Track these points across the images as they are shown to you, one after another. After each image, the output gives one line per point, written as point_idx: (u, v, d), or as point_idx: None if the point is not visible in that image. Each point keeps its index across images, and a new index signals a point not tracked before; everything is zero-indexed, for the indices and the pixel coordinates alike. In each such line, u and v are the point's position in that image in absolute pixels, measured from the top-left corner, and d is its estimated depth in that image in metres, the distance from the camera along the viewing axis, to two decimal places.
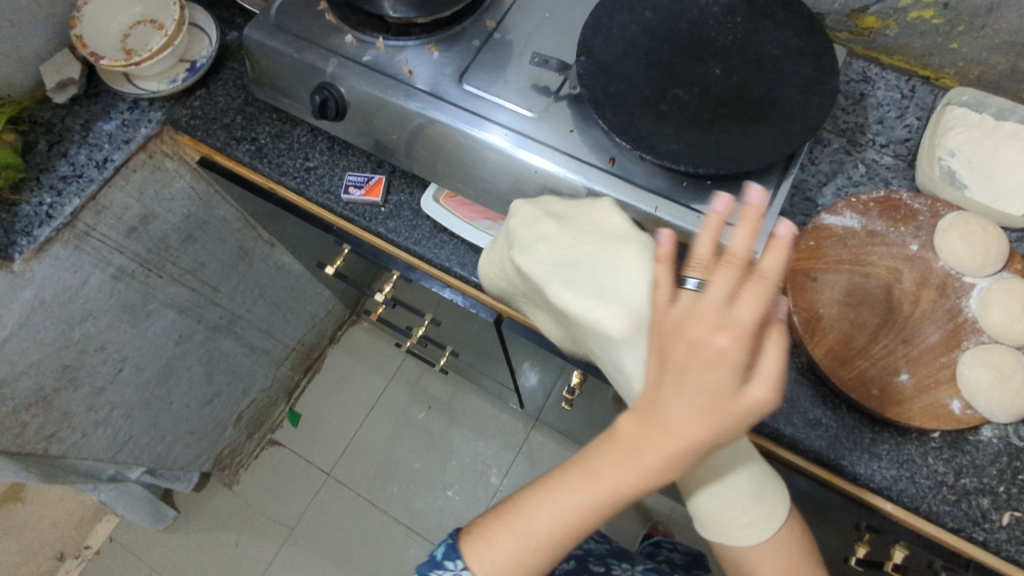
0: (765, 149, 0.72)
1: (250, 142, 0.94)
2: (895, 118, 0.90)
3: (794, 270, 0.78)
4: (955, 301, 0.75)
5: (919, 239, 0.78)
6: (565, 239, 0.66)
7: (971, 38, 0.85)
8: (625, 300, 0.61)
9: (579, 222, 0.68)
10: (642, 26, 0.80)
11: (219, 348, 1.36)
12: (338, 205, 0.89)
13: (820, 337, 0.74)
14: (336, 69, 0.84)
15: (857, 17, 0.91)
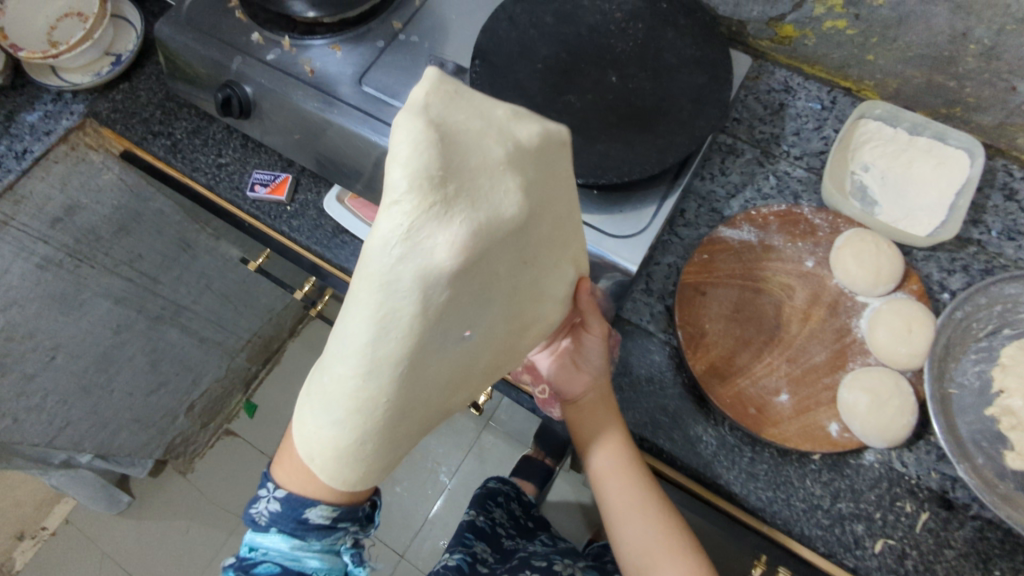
0: (650, 159, 0.71)
1: (166, 137, 0.94)
2: (813, 130, 0.90)
3: (684, 283, 0.77)
4: (844, 321, 0.75)
5: (814, 255, 0.78)
6: (420, 157, 0.45)
7: (886, 49, 0.84)
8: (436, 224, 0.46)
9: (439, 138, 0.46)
10: (542, 30, 0.80)
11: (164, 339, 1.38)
12: (245, 202, 0.89)
13: (702, 353, 0.74)
14: (240, 66, 0.83)
15: (776, 25, 0.90)
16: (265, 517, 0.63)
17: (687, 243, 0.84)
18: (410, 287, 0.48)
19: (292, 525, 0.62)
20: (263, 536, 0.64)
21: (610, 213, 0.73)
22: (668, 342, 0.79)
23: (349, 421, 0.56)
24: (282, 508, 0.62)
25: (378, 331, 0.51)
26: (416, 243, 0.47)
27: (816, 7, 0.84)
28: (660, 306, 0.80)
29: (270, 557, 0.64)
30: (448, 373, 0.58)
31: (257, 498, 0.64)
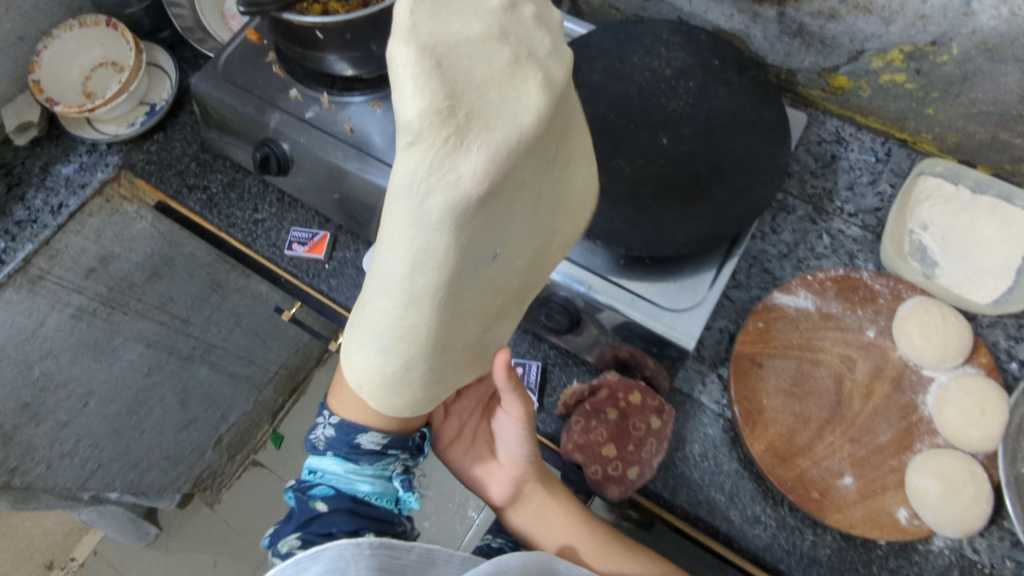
0: (706, 232, 0.69)
1: (202, 190, 0.93)
2: (867, 184, 0.88)
3: (739, 355, 0.76)
4: (911, 397, 0.73)
5: (876, 324, 0.77)
6: (425, 81, 0.40)
7: (947, 105, 0.81)
8: (458, 155, 0.42)
9: (439, 52, 0.41)
10: (589, 89, 0.77)
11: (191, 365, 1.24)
12: (283, 260, 0.88)
13: (760, 431, 0.73)
14: (279, 125, 0.81)
15: (829, 76, 0.87)
16: (323, 441, 0.64)
17: (738, 307, 0.83)
18: (442, 219, 0.44)
19: (345, 450, 0.63)
20: (319, 460, 0.63)
21: (662, 286, 0.71)
22: (722, 414, 0.78)
23: (395, 353, 0.54)
24: (337, 432, 0.64)
25: (414, 267, 0.48)
26: (440, 176, 0.42)
27: (873, 60, 0.81)
28: (712, 374, 0.80)
29: (325, 480, 0.62)
30: (483, 292, 0.56)
31: (314, 429, 0.66)
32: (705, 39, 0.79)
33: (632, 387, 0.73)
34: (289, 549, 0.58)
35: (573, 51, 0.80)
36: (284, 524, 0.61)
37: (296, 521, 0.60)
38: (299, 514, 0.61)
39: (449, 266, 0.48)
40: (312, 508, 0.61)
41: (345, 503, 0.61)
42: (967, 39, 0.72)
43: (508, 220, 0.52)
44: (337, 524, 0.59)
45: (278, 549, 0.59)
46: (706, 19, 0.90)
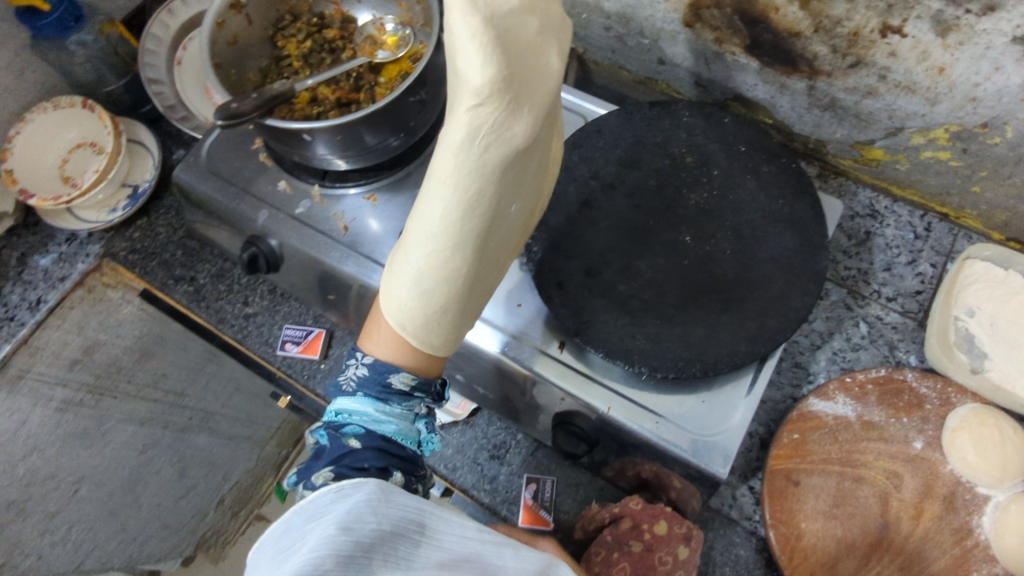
0: (738, 350, 0.61)
1: (188, 282, 0.88)
2: (906, 264, 0.82)
3: (773, 471, 0.70)
4: (965, 518, 0.67)
5: (923, 434, 0.70)
6: (489, 43, 0.47)
7: (995, 184, 0.74)
8: (514, 110, 0.49)
9: (495, 22, 0.48)
10: (603, 181, 0.70)
11: (188, 448, 0.94)
12: (275, 359, 0.83)
13: (800, 559, 0.67)
14: (267, 222, 0.75)
15: (862, 148, 0.80)
16: (352, 382, 0.59)
17: (769, 407, 0.77)
18: (494, 168, 0.52)
19: (377, 389, 0.59)
20: (349, 400, 0.59)
21: (691, 407, 0.65)
22: (754, 532, 0.73)
23: (435, 295, 0.56)
24: (370, 371, 0.59)
25: (461, 213, 0.53)
26: (497, 135, 0.50)
27: (914, 137, 0.74)
28: (743, 487, 0.74)
29: (356, 420, 0.58)
30: (507, 246, 0.61)
31: (346, 370, 0.61)
32: (728, 121, 0.72)
33: (658, 516, 0.67)
34: (323, 481, 0.55)
35: (582, 137, 0.73)
36: (316, 460, 0.57)
37: (328, 457, 0.57)
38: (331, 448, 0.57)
39: (494, 209, 0.54)
40: (344, 445, 0.57)
41: (376, 441, 0.57)
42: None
43: (530, 173, 0.58)
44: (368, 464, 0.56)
45: (310, 483, 0.56)
46: (728, 87, 0.82)
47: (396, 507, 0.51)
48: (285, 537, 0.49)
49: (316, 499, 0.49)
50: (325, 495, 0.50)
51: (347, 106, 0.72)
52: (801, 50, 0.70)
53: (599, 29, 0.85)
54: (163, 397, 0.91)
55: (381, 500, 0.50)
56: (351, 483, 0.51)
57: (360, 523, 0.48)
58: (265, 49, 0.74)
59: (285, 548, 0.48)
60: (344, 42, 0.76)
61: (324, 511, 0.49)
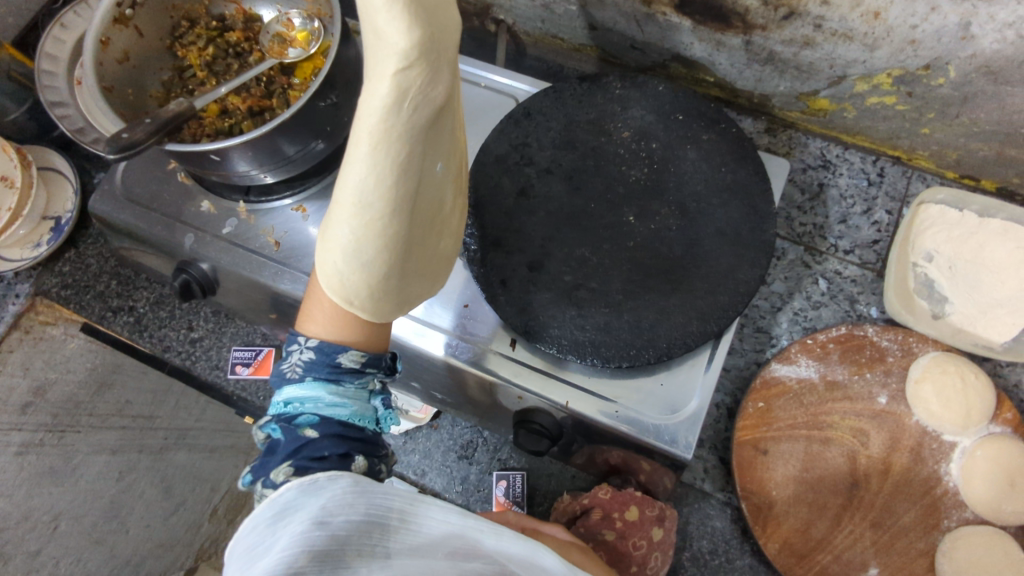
0: (689, 332, 0.60)
1: (128, 312, 0.86)
2: (861, 213, 0.80)
3: (741, 443, 0.69)
4: (933, 468, 0.67)
5: (887, 388, 0.69)
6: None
7: (944, 124, 0.72)
8: (435, 67, 0.46)
9: None
10: (538, 166, 0.67)
11: (171, 466, 0.88)
12: (227, 383, 0.84)
13: (773, 528, 0.66)
14: (194, 246, 0.71)
15: (808, 99, 0.76)
16: (298, 368, 0.53)
17: (733, 376, 0.75)
18: (423, 129, 0.48)
19: (327, 372, 0.53)
20: (296, 389, 0.52)
21: (649, 391, 0.63)
22: (728, 502, 0.73)
23: (377, 264, 0.51)
24: (316, 353, 0.53)
25: (396, 177, 0.48)
26: (424, 96, 0.46)
27: (858, 84, 0.71)
28: (713, 459, 0.74)
29: (309, 408, 0.52)
30: (443, 207, 0.56)
31: (287, 357, 0.54)
32: (663, 90, 0.69)
33: (627, 503, 0.66)
34: (285, 478, 0.48)
35: (511, 122, 0.69)
36: (269, 460, 0.50)
37: (284, 451, 0.50)
38: (284, 443, 0.50)
39: (424, 171, 0.50)
40: (300, 436, 0.50)
41: (335, 427, 0.51)
42: (965, 63, 0.62)
43: (453, 130, 0.54)
44: (330, 453, 0.50)
45: (269, 483, 0.48)
46: (665, 48, 0.78)
47: (373, 497, 0.47)
48: (248, 534, 0.44)
49: (284, 493, 0.45)
50: (294, 490, 0.45)
51: (260, 115, 0.68)
52: (732, 4, 0.66)
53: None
54: (133, 423, 0.86)
55: (358, 492, 0.46)
56: (323, 476, 0.46)
57: (335, 519, 0.44)
58: (166, 61, 0.70)
59: (250, 546, 0.43)
60: (249, 43, 0.72)
61: (293, 505, 0.44)
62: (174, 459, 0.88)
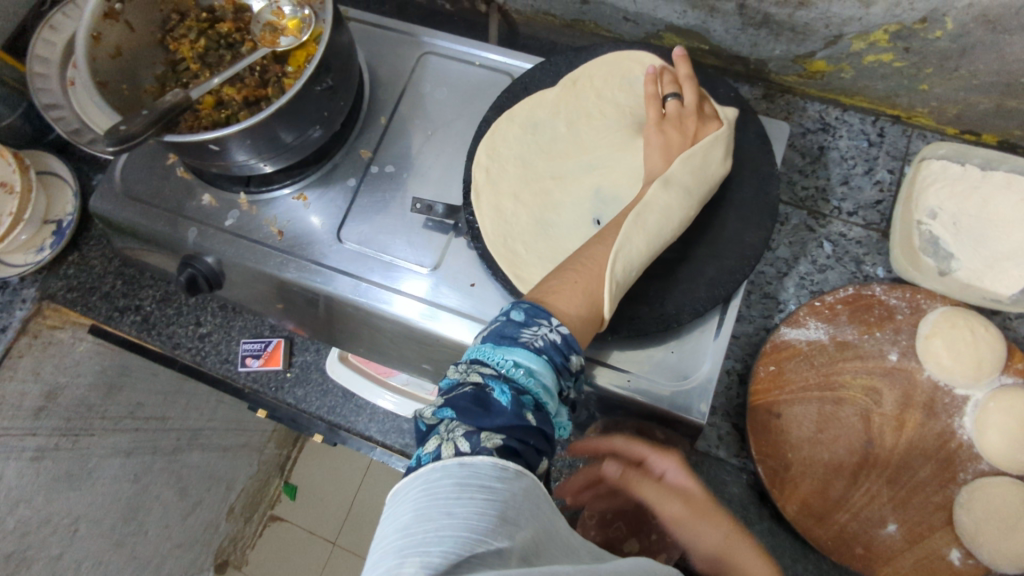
0: (699, 296, 0.59)
1: (135, 311, 0.86)
2: (863, 174, 0.79)
3: (755, 407, 0.69)
4: (946, 423, 0.67)
5: (897, 346, 0.69)
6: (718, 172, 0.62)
7: (942, 79, 0.71)
8: None
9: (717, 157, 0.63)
10: (539, 142, 0.68)
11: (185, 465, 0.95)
12: (238, 376, 0.83)
13: (791, 490, 0.66)
14: (198, 239, 0.71)
15: (805, 62, 0.76)
16: (539, 341, 0.46)
17: (744, 343, 0.75)
18: None
19: (558, 367, 0.47)
20: (536, 361, 0.44)
21: (660, 360, 0.62)
22: (744, 467, 0.73)
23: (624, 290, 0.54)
24: (562, 340, 0.47)
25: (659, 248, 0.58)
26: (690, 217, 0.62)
27: (855, 43, 0.70)
28: (726, 425, 0.74)
29: (535, 389, 0.44)
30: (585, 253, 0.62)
31: (528, 323, 0.46)
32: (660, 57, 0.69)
33: None
34: (494, 451, 0.39)
35: (509, 99, 0.69)
36: (479, 413, 0.41)
37: (504, 418, 0.41)
38: (505, 410, 0.41)
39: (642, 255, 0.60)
40: (522, 416, 0.42)
41: (547, 425, 0.44)
42: (962, 13, 0.62)
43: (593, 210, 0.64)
44: (532, 453, 0.42)
45: (472, 442, 0.39)
46: (657, 18, 0.77)
47: (547, 517, 0.38)
48: (424, 488, 0.36)
49: (477, 462, 0.37)
50: (491, 463, 0.37)
51: (256, 104, 0.67)
52: None
53: None
54: (145, 424, 0.89)
55: (535, 501, 0.38)
56: (514, 468, 0.38)
57: (514, 520, 0.36)
58: (158, 55, 0.69)
59: (424, 501, 0.35)
60: (241, 34, 0.71)
61: (481, 479, 0.36)
62: (188, 458, 0.95)
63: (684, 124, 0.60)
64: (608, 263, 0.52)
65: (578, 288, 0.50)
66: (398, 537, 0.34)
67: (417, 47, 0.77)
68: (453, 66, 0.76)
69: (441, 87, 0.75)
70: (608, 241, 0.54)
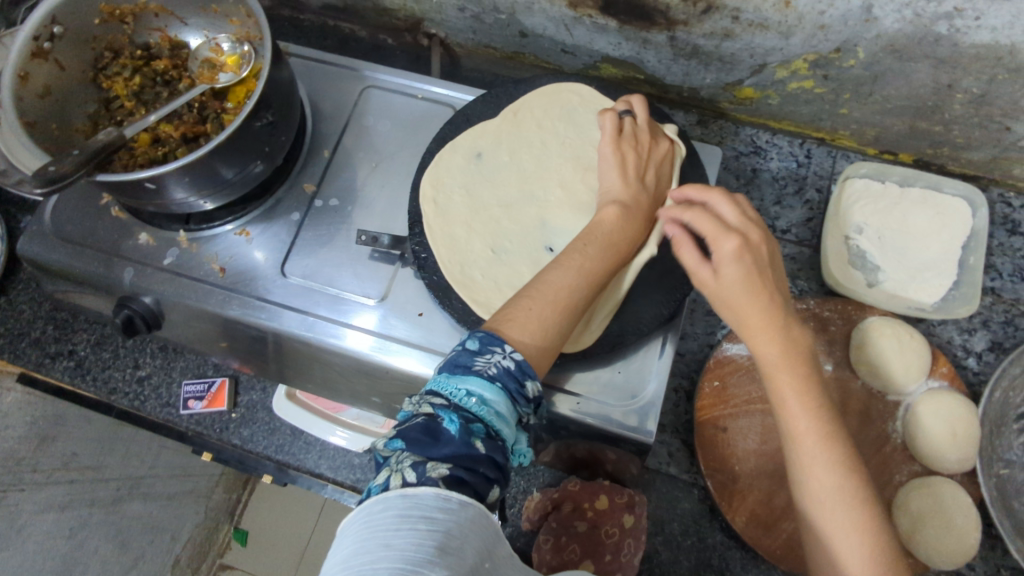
0: (642, 314, 0.61)
1: (68, 356, 0.82)
2: (794, 194, 0.83)
3: (701, 422, 0.70)
4: (882, 427, 0.70)
5: (833, 356, 0.72)
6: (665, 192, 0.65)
7: (860, 104, 0.76)
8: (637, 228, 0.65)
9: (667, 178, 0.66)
10: (484, 169, 0.68)
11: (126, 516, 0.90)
12: (180, 420, 0.80)
13: (738, 502, 0.67)
14: (135, 279, 0.69)
15: (734, 89, 0.80)
16: (492, 368, 0.45)
17: (689, 360, 0.77)
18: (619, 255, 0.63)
19: (515, 395, 0.46)
20: (489, 389, 0.44)
21: (610, 380, 0.62)
22: (695, 483, 0.74)
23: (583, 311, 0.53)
24: (515, 366, 0.46)
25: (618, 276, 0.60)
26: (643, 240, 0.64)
27: (778, 72, 0.74)
28: (677, 442, 0.75)
29: (488, 417, 0.43)
30: None
31: (481, 350, 0.46)
32: (596, 88, 0.72)
33: (597, 492, 0.69)
34: (438, 480, 0.38)
35: (450, 130, 0.70)
36: (427, 443, 0.40)
37: (451, 448, 0.40)
38: (453, 439, 0.41)
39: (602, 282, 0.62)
40: (471, 445, 0.41)
41: (500, 454, 0.43)
42: (872, 43, 0.66)
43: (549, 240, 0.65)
44: (481, 482, 0.41)
45: (417, 472, 0.38)
46: (594, 50, 0.80)
47: (489, 546, 0.38)
48: (366, 520, 0.36)
49: (421, 492, 0.37)
50: (434, 494, 0.37)
51: (195, 141, 0.66)
52: (654, 2, 0.68)
53: (454, 11, 0.81)
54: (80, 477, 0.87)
55: (482, 530, 0.38)
56: (459, 496, 0.38)
57: (457, 550, 0.35)
58: (90, 93, 0.68)
59: (365, 532, 0.35)
60: (178, 71, 0.71)
61: (423, 510, 0.36)
62: (130, 509, 0.89)
63: (638, 143, 0.63)
64: (567, 291, 0.52)
65: (533, 314, 0.50)
66: (337, 571, 0.34)
67: (359, 81, 0.78)
68: (396, 99, 0.77)
69: (385, 120, 0.76)
70: (562, 265, 0.54)
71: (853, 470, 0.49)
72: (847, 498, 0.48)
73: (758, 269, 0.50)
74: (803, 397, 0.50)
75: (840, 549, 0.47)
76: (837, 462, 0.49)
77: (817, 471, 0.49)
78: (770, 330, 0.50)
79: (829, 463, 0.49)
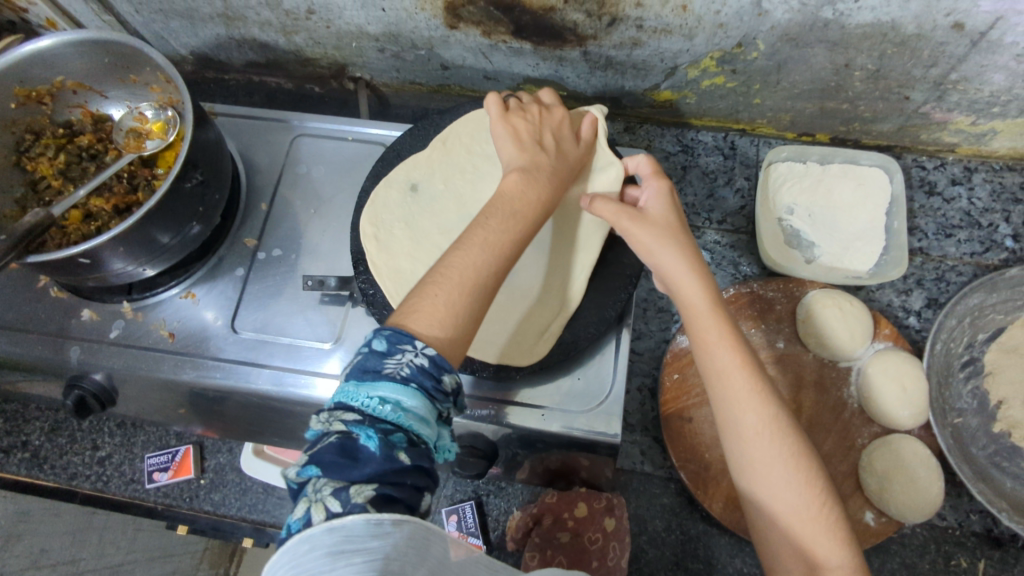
0: (591, 319, 0.62)
1: (22, 447, 0.80)
2: (725, 185, 0.87)
3: (666, 416, 0.71)
4: (837, 395, 0.72)
5: (782, 335, 0.75)
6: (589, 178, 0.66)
7: (770, 92, 0.80)
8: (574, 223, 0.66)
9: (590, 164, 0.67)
10: (421, 200, 0.70)
11: None
12: (148, 494, 0.79)
13: (713, 487, 0.68)
14: (82, 357, 0.67)
15: (653, 94, 0.83)
16: (404, 369, 0.44)
17: (648, 358, 0.79)
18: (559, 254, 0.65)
19: (432, 391, 0.45)
20: (402, 393, 0.43)
21: (569, 387, 0.63)
22: (671, 477, 0.75)
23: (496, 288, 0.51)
24: (427, 362, 0.45)
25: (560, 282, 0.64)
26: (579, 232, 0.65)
27: (689, 72, 0.78)
28: (648, 440, 0.76)
29: (407, 424, 0.42)
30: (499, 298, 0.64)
31: (390, 351, 0.45)
32: None
33: (574, 501, 0.71)
34: (365, 505, 0.38)
35: (383, 167, 0.72)
36: (346, 465, 0.39)
37: (372, 466, 0.40)
38: (373, 456, 0.40)
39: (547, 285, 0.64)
40: (393, 458, 0.41)
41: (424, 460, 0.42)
42: (768, 35, 0.70)
43: None
44: (408, 493, 0.41)
45: (342, 500, 0.38)
46: (515, 73, 0.83)
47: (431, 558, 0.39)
48: (296, 564, 0.36)
49: (348, 523, 0.37)
50: (363, 522, 0.37)
51: (128, 211, 0.66)
52: (561, 22, 0.71)
53: (374, 53, 0.82)
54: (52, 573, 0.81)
55: (420, 544, 0.38)
56: (391, 517, 0.38)
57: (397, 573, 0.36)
58: (15, 177, 0.67)
59: None
60: (103, 144, 0.71)
61: (355, 541, 0.36)
62: None
63: (527, 114, 0.64)
64: (476, 269, 0.50)
65: (439, 296, 0.48)
66: None
67: (288, 131, 0.79)
68: (327, 145, 0.78)
69: (319, 166, 0.77)
70: (463, 244, 0.52)
71: (777, 403, 0.51)
72: (778, 427, 0.50)
73: (677, 220, 0.57)
74: (726, 339, 0.53)
75: (770, 471, 0.49)
76: (762, 395, 0.51)
77: (746, 405, 0.51)
78: (692, 278, 0.54)
79: (758, 396, 0.51)
